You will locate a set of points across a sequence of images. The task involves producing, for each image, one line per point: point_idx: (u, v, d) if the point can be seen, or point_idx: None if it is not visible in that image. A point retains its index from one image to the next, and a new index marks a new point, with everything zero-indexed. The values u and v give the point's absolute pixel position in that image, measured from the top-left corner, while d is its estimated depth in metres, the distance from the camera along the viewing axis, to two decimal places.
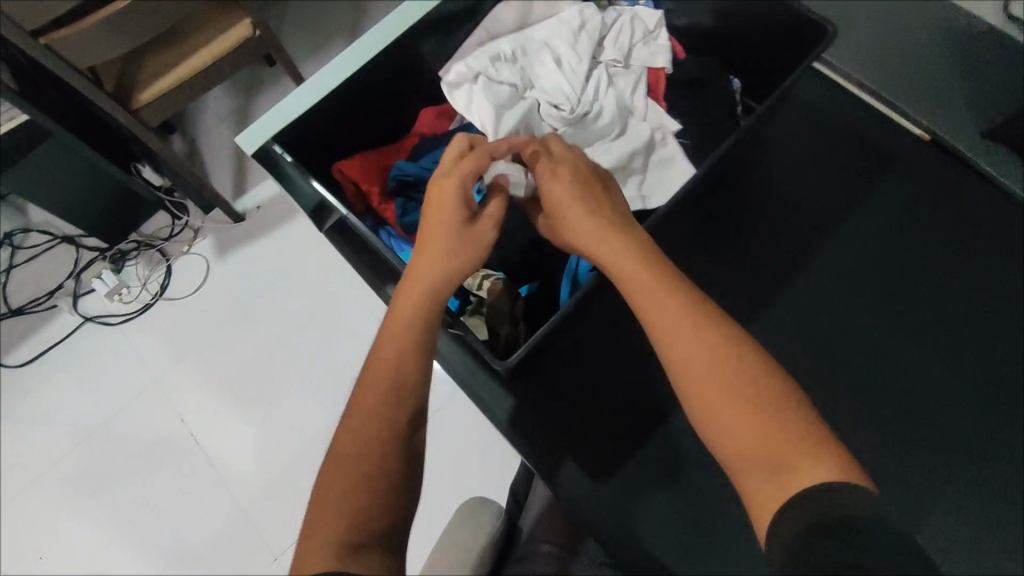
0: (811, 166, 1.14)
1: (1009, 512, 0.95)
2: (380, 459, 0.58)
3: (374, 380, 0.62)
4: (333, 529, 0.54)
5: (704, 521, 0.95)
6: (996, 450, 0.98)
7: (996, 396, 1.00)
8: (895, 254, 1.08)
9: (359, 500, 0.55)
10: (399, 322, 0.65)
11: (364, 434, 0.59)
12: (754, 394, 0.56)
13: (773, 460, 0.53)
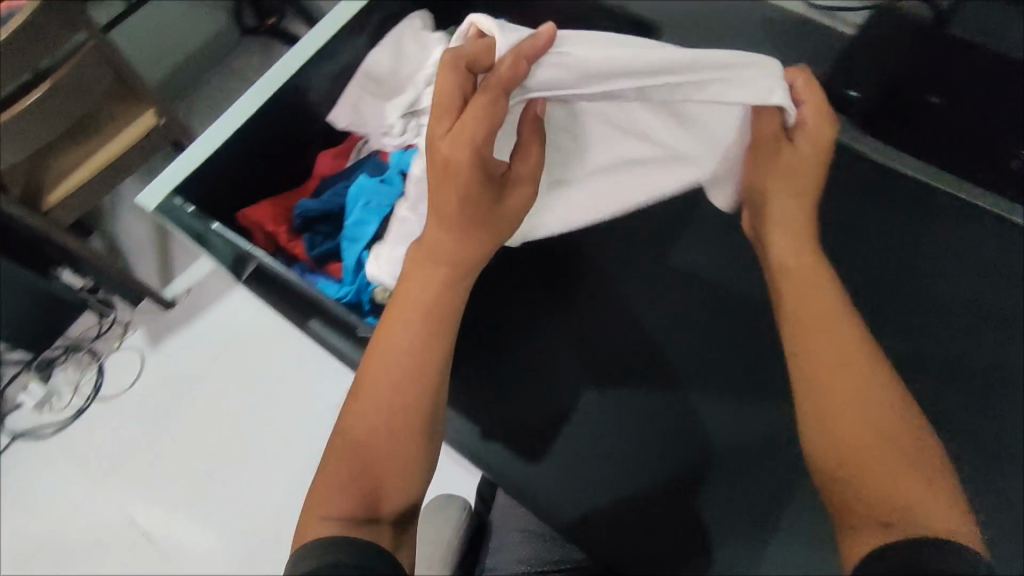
0: None
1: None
2: (393, 429, 0.59)
3: (388, 361, 0.61)
4: (337, 500, 0.56)
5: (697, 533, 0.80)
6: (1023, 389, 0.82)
7: (1004, 324, 0.85)
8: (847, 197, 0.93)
9: (366, 482, 0.57)
10: (414, 302, 0.63)
11: (371, 424, 0.59)
12: (872, 424, 0.56)
13: (882, 479, 0.54)
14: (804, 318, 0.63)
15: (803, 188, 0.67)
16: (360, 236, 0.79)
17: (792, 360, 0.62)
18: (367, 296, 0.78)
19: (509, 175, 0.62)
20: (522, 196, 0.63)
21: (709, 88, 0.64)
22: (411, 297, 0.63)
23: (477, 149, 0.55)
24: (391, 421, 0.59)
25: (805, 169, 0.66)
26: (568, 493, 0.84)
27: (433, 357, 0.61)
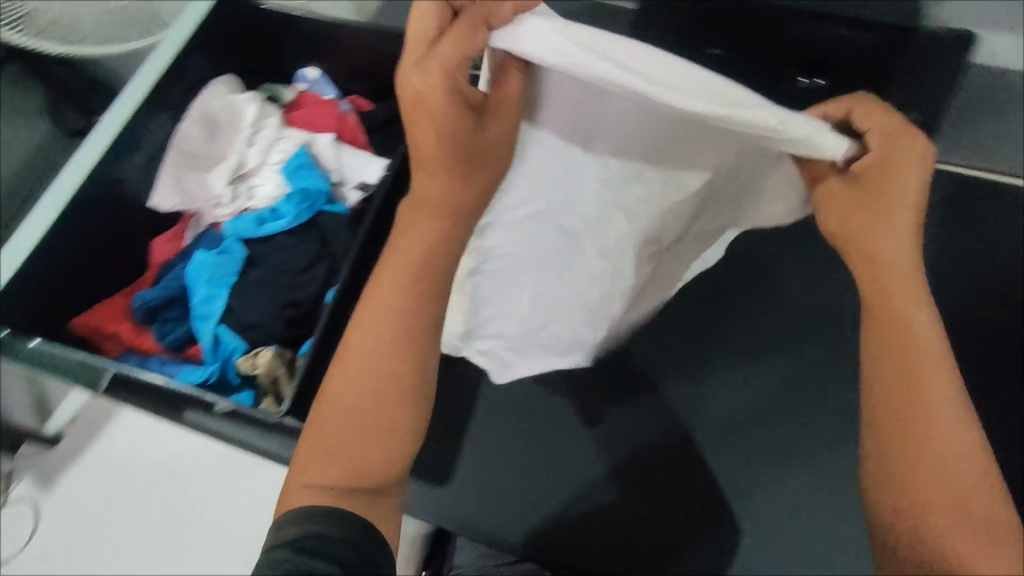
0: None
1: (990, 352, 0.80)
2: (376, 423, 0.52)
3: (372, 349, 0.52)
4: (327, 480, 0.51)
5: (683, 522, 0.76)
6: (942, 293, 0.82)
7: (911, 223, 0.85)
8: None
9: (368, 460, 0.51)
10: (398, 285, 0.53)
11: (353, 406, 0.52)
12: (959, 440, 0.43)
13: (921, 502, 0.42)
14: (880, 300, 0.47)
15: (893, 209, 0.46)
16: (209, 312, 0.77)
17: (892, 335, 0.46)
18: (232, 371, 0.76)
19: (491, 87, 0.51)
20: (513, 89, 0.51)
21: (784, 145, 0.46)
22: (394, 271, 0.53)
23: (453, 84, 0.45)
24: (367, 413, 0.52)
25: (917, 203, 0.46)
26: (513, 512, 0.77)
27: (416, 350, 0.53)
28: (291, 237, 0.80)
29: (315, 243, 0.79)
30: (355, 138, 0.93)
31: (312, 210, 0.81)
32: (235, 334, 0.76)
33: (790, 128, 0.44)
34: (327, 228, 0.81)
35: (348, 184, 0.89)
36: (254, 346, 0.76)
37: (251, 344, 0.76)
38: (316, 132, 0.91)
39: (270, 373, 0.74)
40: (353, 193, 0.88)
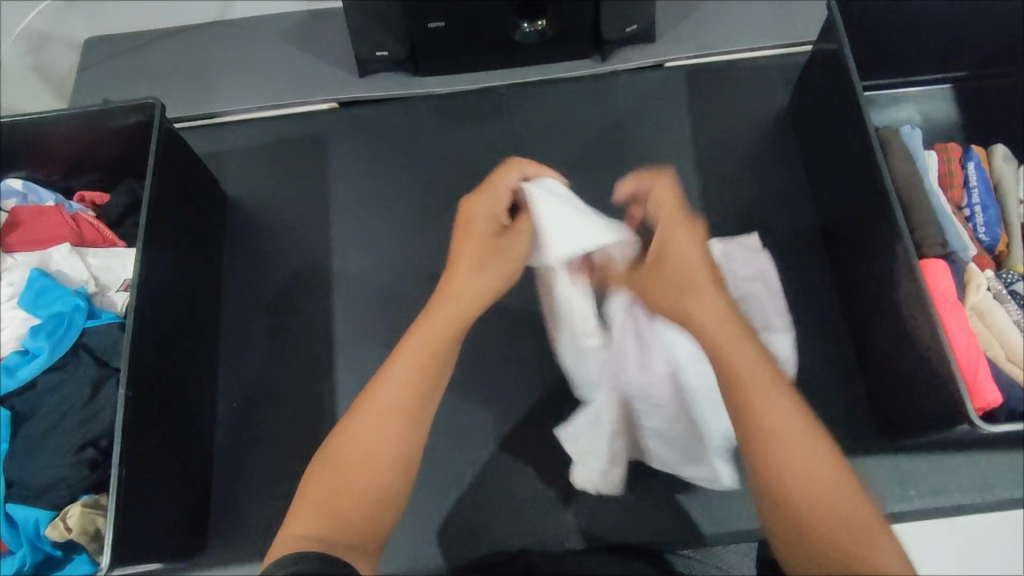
0: (355, 130, 0.94)
1: (782, 200, 0.87)
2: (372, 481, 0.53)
3: (376, 420, 0.55)
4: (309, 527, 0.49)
5: (599, 466, 0.77)
6: (722, 169, 0.89)
7: (671, 121, 0.92)
8: (483, 118, 0.93)
9: (377, 479, 0.53)
10: (418, 366, 0.58)
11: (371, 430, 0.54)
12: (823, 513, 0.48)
13: (804, 514, 0.49)
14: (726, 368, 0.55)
15: (691, 276, 0.60)
16: None
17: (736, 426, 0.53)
18: (48, 544, 0.65)
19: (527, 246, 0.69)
20: (519, 251, 0.67)
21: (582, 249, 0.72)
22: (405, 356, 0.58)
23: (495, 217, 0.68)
24: (357, 476, 0.53)
25: (682, 263, 0.61)
26: (449, 541, 0.75)
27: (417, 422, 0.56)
28: (60, 370, 0.69)
29: (89, 366, 0.69)
30: (99, 235, 0.82)
31: (74, 333, 0.70)
32: (32, 505, 0.64)
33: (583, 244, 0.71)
34: (95, 346, 0.71)
35: (111, 289, 0.78)
36: (62, 507, 0.65)
37: (56, 506, 0.65)
38: (47, 245, 0.79)
39: (87, 529, 0.63)
40: (118, 296, 0.78)
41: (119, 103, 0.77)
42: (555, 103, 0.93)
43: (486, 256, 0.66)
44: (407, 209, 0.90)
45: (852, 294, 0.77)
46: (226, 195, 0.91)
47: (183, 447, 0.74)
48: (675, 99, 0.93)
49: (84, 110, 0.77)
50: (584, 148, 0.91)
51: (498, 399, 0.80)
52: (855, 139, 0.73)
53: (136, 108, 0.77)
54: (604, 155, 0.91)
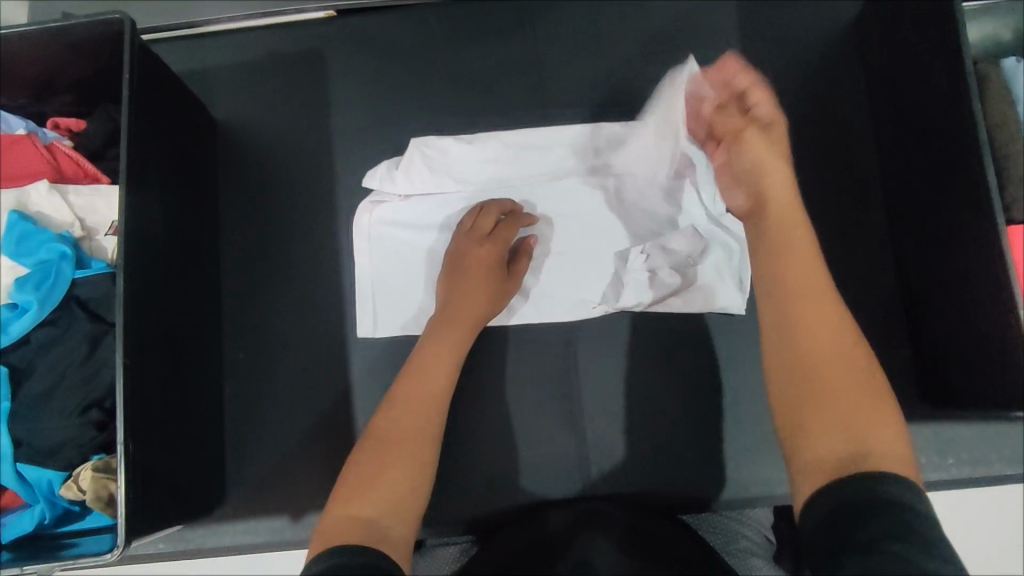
0: (358, 43, 0.82)
1: (841, 133, 0.77)
2: (408, 462, 0.60)
3: (402, 411, 0.64)
4: (375, 510, 0.55)
5: (622, 421, 0.75)
6: (776, 95, 0.78)
7: (720, 35, 0.79)
8: (503, 31, 0.81)
9: (413, 462, 0.60)
10: (431, 376, 0.67)
11: (400, 417, 0.63)
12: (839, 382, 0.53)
13: (830, 397, 0.53)
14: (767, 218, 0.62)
15: (759, 164, 0.64)
16: None
17: (774, 256, 0.60)
18: (65, 500, 0.64)
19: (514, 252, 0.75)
20: (491, 252, 0.72)
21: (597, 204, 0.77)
22: (422, 361, 0.68)
23: (471, 224, 0.74)
24: (380, 482, 0.57)
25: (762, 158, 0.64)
26: (468, 495, 0.74)
27: (439, 401, 0.66)
28: (53, 326, 0.65)
29: (83, 323, 0.65)
30: (79, 170, 0.74)
31: (63, 286, 0.65)
32: (42, 466, 0.63)
33: (586, 212, 0.77)
34: (88, 300, 0.66)
35: (99, 232, 0.72)
36: (73, 468, 0.63)
37: (67, 466, 0.63)
38: (24, 183, 0.71)
39: (101, 494, 0.62)
40: (106, 239, 0.72)
41: (78, 19, 0.66)
42: (585, 13, 0.81)
43: (482, 265, 0.72)
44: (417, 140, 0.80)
45: (913, 250, 0.70)
46: (215, 121, 0.82)
47: (193, 402, 0.71)
48: (725, 9, 0.80)
49: (41, 25, 0.67)
50: (617, 69, 0.80)
51: (519, 354, 0.76)
52: (948, 73, 0.63)
53: (101, 23, 0.67)
54: (641, 79, 0.79)
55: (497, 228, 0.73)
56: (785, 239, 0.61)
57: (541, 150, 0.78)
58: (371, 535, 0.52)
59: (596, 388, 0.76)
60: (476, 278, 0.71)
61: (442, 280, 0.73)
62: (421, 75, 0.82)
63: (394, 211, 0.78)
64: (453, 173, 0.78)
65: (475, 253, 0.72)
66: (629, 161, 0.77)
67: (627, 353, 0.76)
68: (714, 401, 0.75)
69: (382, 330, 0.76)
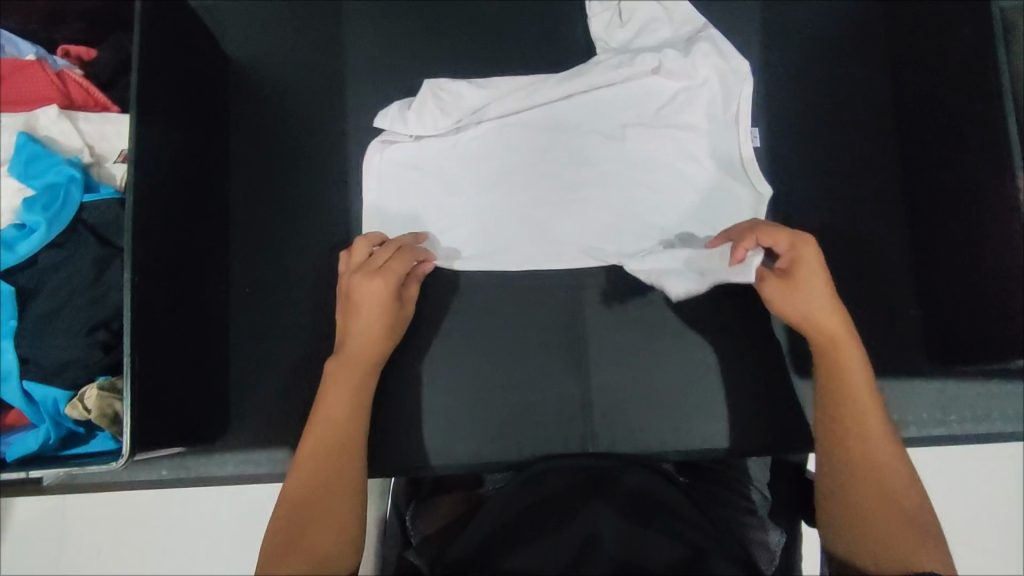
0: None
1: (860, 88, 0.76)
2: (327, 520, 0.57)
3: (318, 456, 0.60)
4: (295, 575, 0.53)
5: (625, 369, 0.76)
6: (796, 48, 0.77)
7: None
8: None
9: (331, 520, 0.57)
10: (333, 431, 0.62)
11: (314, 472, 0.59)
12: (876, 493, 0.55)
13: (876, 519, 0.54)
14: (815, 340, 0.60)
15: (805, 289, 0.59)
16: (6, 371, 0.63)
17: (829, 383, 0.60)
18: (70, 421, 0.64)
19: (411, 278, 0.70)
20: (377, 288, 0.65)
21: (611, 148, 0.76)
22: (327, 414, 0.63)
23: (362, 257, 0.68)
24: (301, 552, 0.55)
25: (807, 287, 0.59)
26: (470, 435, 0.75)
27: (352, 442, 0.62)
28: (62, 247, 0.65)
29: (92, 246, 0.65)
30: (89, 97, 0.74)
31: (72, 208, 0.65)
32: (48, 384, 0.63)
33: (601, 157, 0.76)
34: (97, 223, 0.66)
35: (108, 160, 0.72)
36: (79, 388, 0.63)
37: (73, 386, 0.63)
38: (35, 108, 0.71)
39: (106, 412, 0.62)
40: (113, 166, 0.72)
41: None
42: None
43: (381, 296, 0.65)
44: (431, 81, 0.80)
45: (926, 207, 0.70)
46: (227, 55, 0.81)
47: (200, 332, 0.71)
48: None
49: None
50: None
51: (527, 299, 0.76)
52: (974, 23, 0.62)
53: None
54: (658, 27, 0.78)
55: (394, 249, 0.68)
56: (837, 362, 0.59)
57: (555, 94, 0.76)
58: None
59: (602, 335, 0.76)
60: (380, 304, 0.66)
61: (339, 309, 0.67)
62: (435, 16, 0.81)
63: (405, 153, 0.77)
64: (467, 115, 0.76)
65: (373, 283, 0.65)
66: (643, 108, 0.76)
67: (633, 302, 0.76)
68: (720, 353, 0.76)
69: None
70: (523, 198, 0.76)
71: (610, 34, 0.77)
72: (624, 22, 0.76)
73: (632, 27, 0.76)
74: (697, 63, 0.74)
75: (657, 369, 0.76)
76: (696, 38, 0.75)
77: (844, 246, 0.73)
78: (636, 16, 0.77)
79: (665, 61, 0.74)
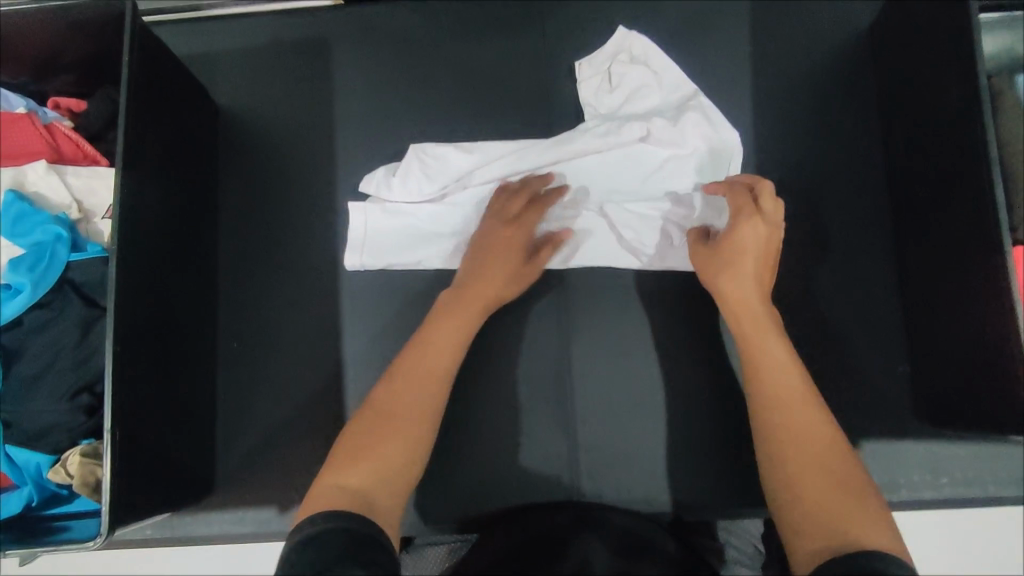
0: (363, 33, 0.82)
1: (849, 144, 0.76)
2: (404, 440, 0.61)
3: (411, 381, 0.65)
4: (360, 482, 0.56)
5: (614, 424, 0.75)
6: (785, 101, 0.77)
7: (730, 38, 0.78)
8: (508, 27, 0.81)
9: (416, 440, 0.61)
10: (435, 358, 0.67)
11: (408, 393, 0.64)
12: (804, 461, 0.55)
13: (800, 484, 0.53)
14: (740, 325, 0.64)
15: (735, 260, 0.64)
16: None
17: (748, 367, 0.62)
18: (52, 484, 0.64)
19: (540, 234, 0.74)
20: (515, 238, 0.71)
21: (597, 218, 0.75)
22: (436, 343, 0.67)
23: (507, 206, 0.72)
24: (377, 462, 0.58)
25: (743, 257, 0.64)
26: (456, 493, 0.74)
27: (443, 379, 0.66)
28: (45, 308, 0.64)
29: (77, 307, 0.64)
30: (78, 151, 0.74)
31: (56, 268, 0.65)
32: (32, 449, 0.62)
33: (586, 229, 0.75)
34: (83, 282, 0.65)
35: (96, 216, 0.72)
36: (61, 452, 0.63)
37: (55, 451, 0.63)
38: (23, 163, 0.72)
39: (88, 481, 0.61)
40: (102, 222, 0.72)
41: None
42: (593, 12, 0.80)
43: (516, 247, 0.71)
44: (421, 131, 0.80)
45: (915, 267, 0.70)
46: (218, 107, 0.81)
47: (185, 389, 0.71)
48: (734, 13, 0.79)
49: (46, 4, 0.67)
50: None
51: (515, 353, 0.76)
52: (959, 88, 0.62)
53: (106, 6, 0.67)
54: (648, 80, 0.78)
55: (530, 204, 0.72)
56: (757, 337, 0.63)
57: (542, 162, 0.75)
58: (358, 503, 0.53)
59: (590, 390, 0.75)
60: (510, 256, 0.71)
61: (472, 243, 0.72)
62: (425, 68, 0.81)
63: (387, 219, 0.76)
64: (453, 182, 0.76)
65: (512, 237, 0.71)
66: (629, 180, 0.75)
67: (621, 357, 0.75)
68: (711, 408, 0.75)
69: (379, 326, 0.76)
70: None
71: (599, 100, 0.77)
72: (612, 88, 0.76)
73: (622, 93, 0.76)
74: (686, 133, 0.74)
75: (647, 424, 0.75)
76: (685, 108, 0.75)
77: (834, 304, 0.72)
78: (627, 81, 0.76)
79: (652, 131, 0.74)
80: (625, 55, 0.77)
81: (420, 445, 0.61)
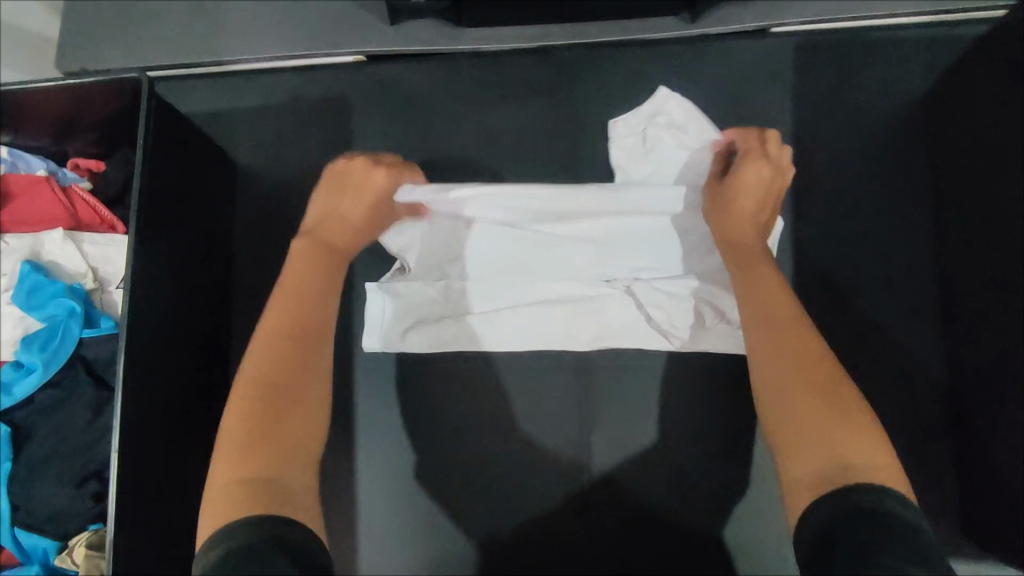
0: (385, 94, 0.79)
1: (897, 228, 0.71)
2: (303, 414, 0.57)
3: (281, 340, 0.60)
4: (258, 468, 0.51)
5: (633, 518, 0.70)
6: (829, 179, 0.72)
7: (771, 109, 0.74)
8: (536, 92, 0.77)
9: (301, 403, 0.57)
10: (300, 315, 0.63)
11: (280, 354, 0.59)
12: (799, 383, 0.54)
13: (793, 411, 0.53)
14: (738, 259, 0.65)
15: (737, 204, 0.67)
16: None
17: (744, 295, 0.62)
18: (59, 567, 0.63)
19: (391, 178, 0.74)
20: (366, 184, 0.70)
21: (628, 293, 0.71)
22: (292, 297, 0.64)
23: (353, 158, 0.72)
24: (275, 438, 0.54)
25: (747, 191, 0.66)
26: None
27: (315, 332, 0.63)
28: (58, 387, 0.64)
29: (87, 389, 0.64)
30: (95, 216, 0.73)
31: (68, 347, 0.64)
32: (39, 533, 0.62)
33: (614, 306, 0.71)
34: (95, 362, 0.65)
35: (111, 284, 0.71)
36: (68, 537, 0.63)
37: (62, 535, 0.62)
38: (41, 230, 0.71)
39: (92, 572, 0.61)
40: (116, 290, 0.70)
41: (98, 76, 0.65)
42: (625, 77, 0.76)
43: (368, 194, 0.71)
44: None
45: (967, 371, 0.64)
46: (236, 169, 0.80)
47: (192, 466, 0.70)
48: (777, 82, 0.74)
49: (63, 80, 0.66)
50: None
51: (531, 438, 0.72)
52: None
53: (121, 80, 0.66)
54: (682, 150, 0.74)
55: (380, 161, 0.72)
56: (758, 268, 0.63)
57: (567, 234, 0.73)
58: (262, 493, 0.49)
59: (608, 480, 0.71)
60: (358, 203, 0.70)
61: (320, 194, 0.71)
62: (448, 133, 0.78)
63: (409, 286, 0.72)
64: (473, 251, 0.73)
65: (358, 181, 0.70)
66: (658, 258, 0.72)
67: (643, 445, 0.71)
68: (738, 506, 0.70)
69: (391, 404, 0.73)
70: (540, 342, 0.72)
71: (629, 170, 0.73)
72: (643, 156, 0.73)
73: (652, 162, 0.73)
74: None
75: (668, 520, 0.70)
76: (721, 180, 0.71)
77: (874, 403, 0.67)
78: (659, 149, 0.73)
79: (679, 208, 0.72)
80: (659, 118, 0.73)
81: (321, 412, 0.58)
